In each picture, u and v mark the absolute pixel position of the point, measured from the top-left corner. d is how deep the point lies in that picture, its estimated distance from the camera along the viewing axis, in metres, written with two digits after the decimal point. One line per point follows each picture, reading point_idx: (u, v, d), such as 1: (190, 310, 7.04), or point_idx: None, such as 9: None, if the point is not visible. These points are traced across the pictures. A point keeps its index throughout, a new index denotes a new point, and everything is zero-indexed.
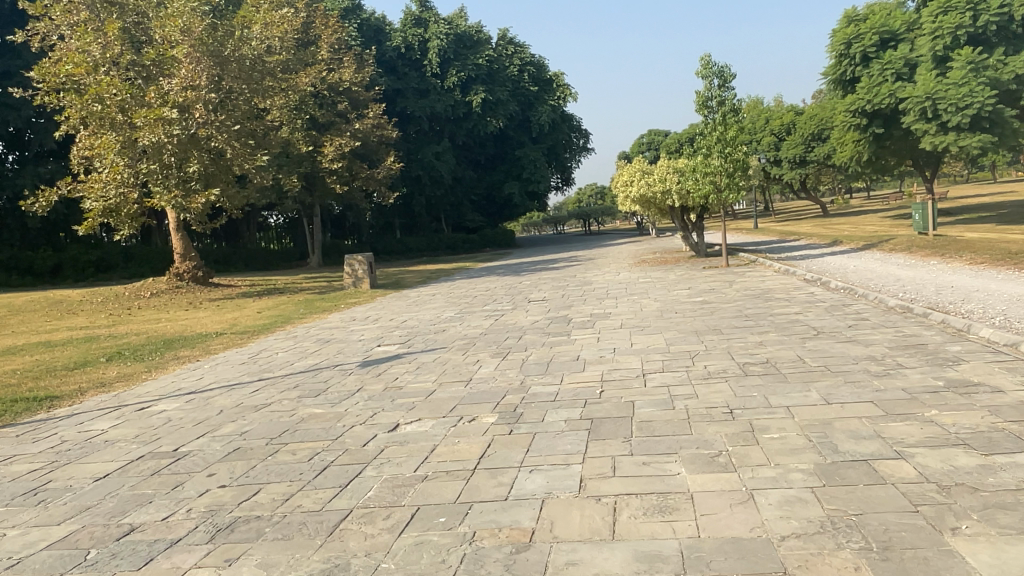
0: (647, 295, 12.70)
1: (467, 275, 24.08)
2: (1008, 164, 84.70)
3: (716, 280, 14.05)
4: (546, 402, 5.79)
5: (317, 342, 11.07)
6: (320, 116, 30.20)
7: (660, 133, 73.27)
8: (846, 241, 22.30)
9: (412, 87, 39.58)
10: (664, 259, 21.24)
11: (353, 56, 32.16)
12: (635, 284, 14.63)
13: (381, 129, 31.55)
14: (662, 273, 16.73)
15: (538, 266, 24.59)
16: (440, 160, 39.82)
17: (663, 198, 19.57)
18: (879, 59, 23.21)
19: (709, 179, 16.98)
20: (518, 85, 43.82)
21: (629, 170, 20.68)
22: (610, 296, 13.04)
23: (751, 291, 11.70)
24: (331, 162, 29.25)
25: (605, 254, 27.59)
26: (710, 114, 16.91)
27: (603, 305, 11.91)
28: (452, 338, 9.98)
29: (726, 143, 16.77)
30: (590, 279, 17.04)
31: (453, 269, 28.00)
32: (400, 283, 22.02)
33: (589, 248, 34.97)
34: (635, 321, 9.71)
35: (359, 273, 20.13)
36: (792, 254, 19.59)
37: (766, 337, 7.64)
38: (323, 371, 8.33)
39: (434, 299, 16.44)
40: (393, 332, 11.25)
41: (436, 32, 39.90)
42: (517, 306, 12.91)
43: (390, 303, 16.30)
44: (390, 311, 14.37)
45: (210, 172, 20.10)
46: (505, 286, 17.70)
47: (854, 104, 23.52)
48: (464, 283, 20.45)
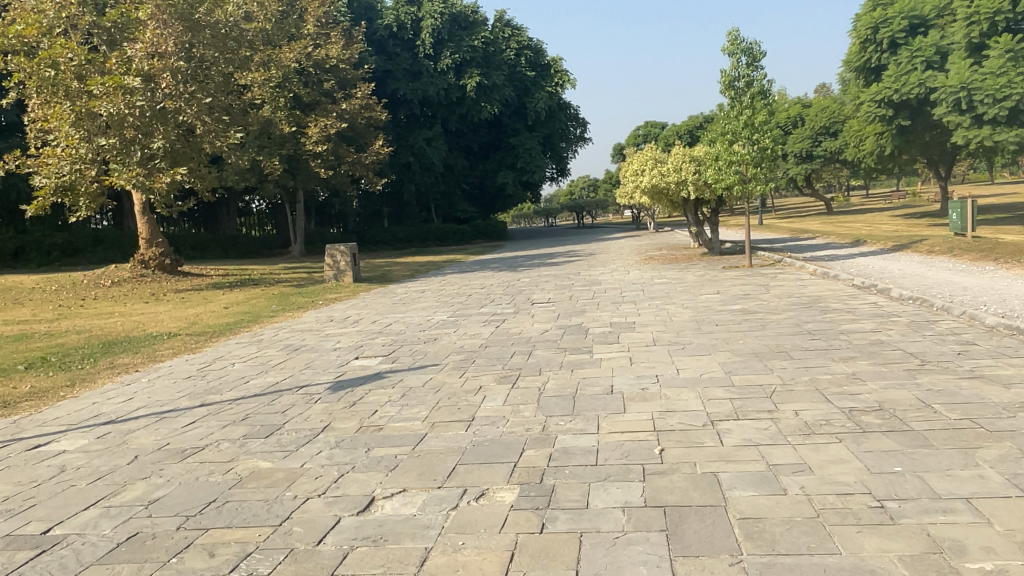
0: (672, 299, 10.99)
1: (459, 269, 22.31)
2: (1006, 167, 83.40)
3: (746, 283, 12.37)
4: (585, 469, 4.04)
5: (283, 350, 9.27)
6: (305, 95, 28.23)
7: (657, 125, 71.51)
8: (869, 241, 20.62)
9: (404, 68, 37.58)
10: (674, 257, 19.54)
11: (341, 32, 30.22)
12: (653, 287, 12.91)
13: (370, 110, 29.61)
14: (679, 273, 15.01)
15: (536, 261, 22.84)
16: (432, 146, 37.99)
17: (677, 189, 17.83)
18: (908, 46, 21.46)
19: (734, 168, 15.22)
20: (514, 69, 41.99)
21: (640, 159, 18.94)
22: (628, 300, 11.32)
23: (797, 299, 10.01)
24: (316, 144, 27.36)
25: (607, 250, 25.88)
26: (736, 96, 15.16)
27: (623, 311, 10.19)
28: (447, 351, 8.22)
29: (754, 128, 15.03)
30: (599, 278, 15.31)
31: (444, 261, 26.18)
32: (386, 276, 20.21)
33: (586, 243, 33.21)
34: (670, 335, 7.99)
35: (341, 265, 18.31)
36: (815, 254, 17.91)
37: (855, 366, 5.91)
38: (284, 396, 6.53)
39: (424, 296, 14.67)
40: (375, 339, 9.48)
41: (430, 11, 37.97)
42: (521, 310, 11.18)
43: (375, 300, 14.53)
44: (374, 312, 12.58)
45: (179, 150, 18.14)
46: (503, 284, 15.95)
47: (879, 94, 21.80)
48: (456, 278, 18.70)
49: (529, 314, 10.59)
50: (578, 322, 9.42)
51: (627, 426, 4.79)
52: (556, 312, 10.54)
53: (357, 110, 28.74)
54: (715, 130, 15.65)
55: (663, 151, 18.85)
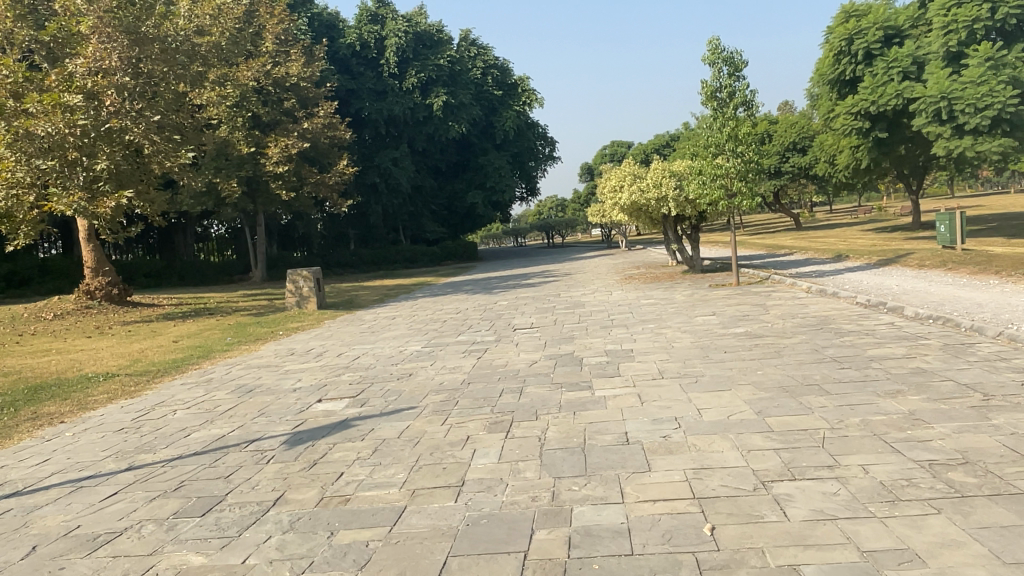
0: (667, 322, 10.11)
1: (430, 293, 21.26)
2: (966, 181, 84.71)
3: (740, 302, 11.57)
4: (620, 564, 3.05)
5: (236, 391, 8.14)
6: (265, 115, 27.11)
7: (623, 143, 71.40)
8: (853, 256, 20.10)
9: (368, 88, 36.62)
10: (655, 276, 18.76)
11: (302, 50, 29.19)
12: (641, 308, 12.03)
13: (333, 130, 28.58)
14: (665, 293, 14.18)
15: (510, 282, 21.88)
16: (398, 166, 37.01)
17: (657, 205, 17.06)
18: (883, 57, 21.18)
19: (720, 183, 14.47)
20: (480, 88, 41.36)
21: (617, 174, 18.17)
22: (619, 324, 10.42)
23: (804, 320, 9.19)
24: (276, 165, 26.23)
25: (582, 269, 25.10)
26: (719, 107, 14.42)
27: (616, 337, 9.27)
28: (423, 389, 7.19)
29: (739, 140, 14.32)
30: (581, 300, 14.42)
31: (413, 284, 25.10)
32: (353, 302, 19.09)
33: (559, 263, 32.37)
34: (677, 365, 7.06)
35: (303, 292, 17.16)
36: (801, 270, 17.27)
37: (910, 402, 5.02)
38: (229, 456, 5.45)
39: (395, 323, 13.60)
40: (341, 376, 8.40)
41: (394, 29, 37.12)
42: (503, 337, 10.19)
43: (342, 329, 13.44)
44: (340, 342, 11.48)
45: (125, 171, 16.89)
46: (479, 308, 14.96)
47: (856, 106, 21.42)
48: (428, 303, 17.64)
49: (511, 342, 9.61)
50: (568, 351, 8.47)
51: (660, 492, 3.82)
52: (543, 340, 9.57)
53: (319, 130, 27.69)
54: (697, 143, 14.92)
55: (641, 167, 18.11)
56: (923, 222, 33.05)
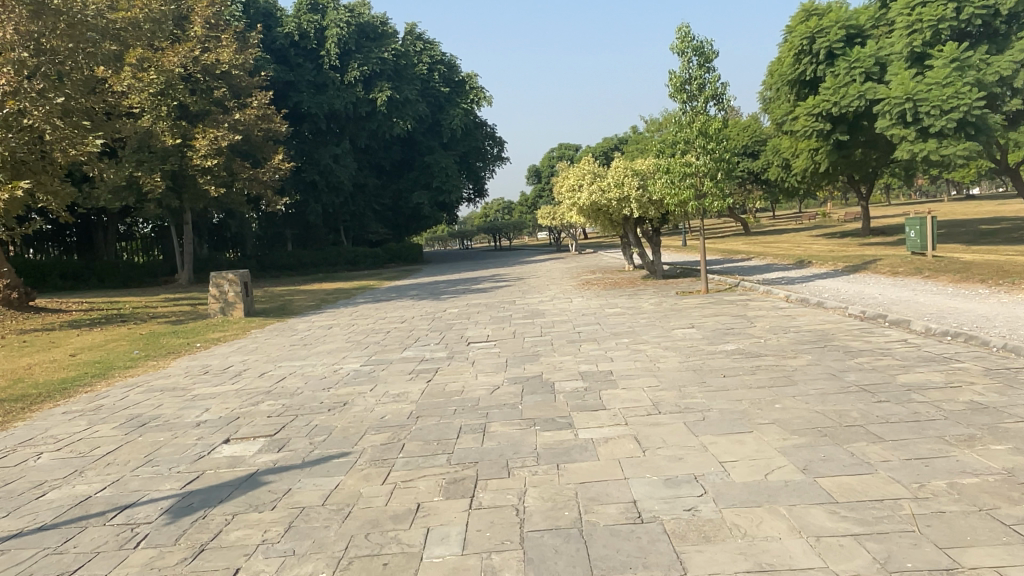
0: (643, 336, 8.91)
1: (372, 298, 19.70)
2: (902, 190, 86.66)
3: (716, 313, 10.47)
4: None
5: (125, 425, 6.54)
6: (192, 104, 25.09)
7: (572, 146, 70.43)
8: (816, 261, 19.41)
9: (307, 80, 34.74)
10: (614, 282, 17.65)
11: (234, 36, 27.23)
12: (608, 319, 10.83)
13: (268, 122, 26.71)
14: (631, 301, 13.04)
15: (458, 288, 20.48)
16: (339, 163, 35.24)
17: (618, 207, 15.95)
18: (845, 57, 20.65)
19: (689, 182, 13.37)
20: (427, 84, 39.93)
21: (575, 173, 17.01)
22: (588, 338, 9.17)
23: (799, 335, 8.08)
24: (204, 159, 24.30)
25: (534, 274, 23.92)
26: (688, 101, 13.31)
27: (587, 355, 8.00)
28: (359, 425, 5.76)
29: (710, 137, 13.26)
30: (538, 308, 13.16)
31: (353, 288, 23.47)
32: (287, 308, 17.43)
33: (508, 267, 31.10)
34: (673, 394, 5.81)
35: (229, 297, 15.46)
36: (769, 276, 16.39)
37: (999, 457, 3.85)
38: (86, 535, 3.93)
39: (331, 334, 12.07)
40: (259, 406, 6.88)
41: (335, 19, 35.32)
42: (455, 354, 8.82)
43: (270, 340, 11.86)
44: (266, 358, 9.92)
45: (23, 160, 14.93)
46: (426, 317, 13.54)
47: (818, 107, 20.75)
48: (369, 310, 16.13)
49: (466, 361, 8.24)
50: (535, 373, 7.16)
51: None
52: (504, 357, 8.25)
53: (253, 121, 25.83)
54: (665, 139, 13.82)
55: (600, 164, 16.96)
56: (872, 227, 33.02)
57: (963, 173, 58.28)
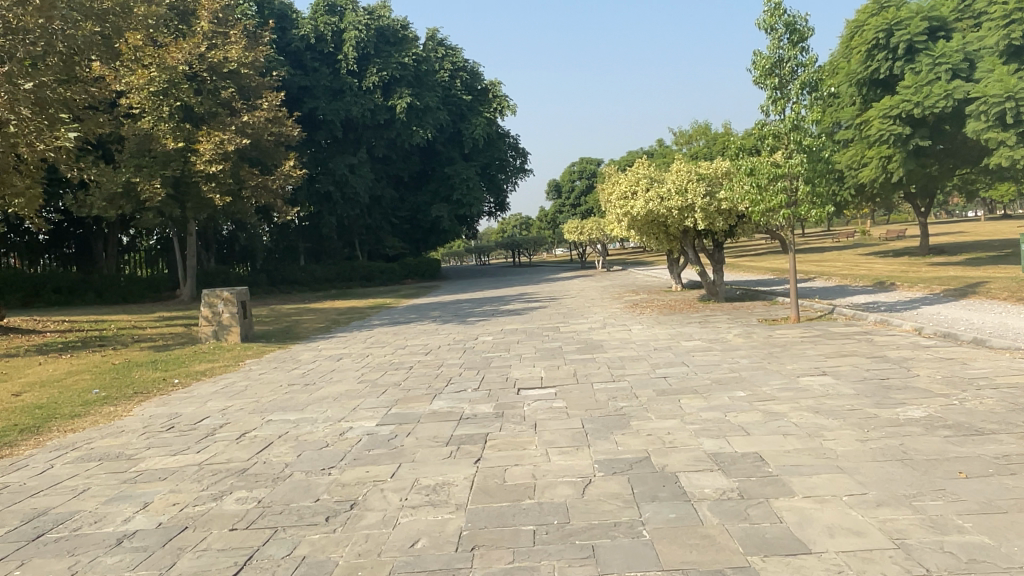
0: (764, 388, 6.51)
1: (390, 320, 17.40)
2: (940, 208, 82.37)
3: (838, 351, 8.05)
4: None
5: (10, 537, 4.17)
6: (197, 105, 23.08)
7: (593, 160, 67.73)
8: (898, 282, 16.87)
9: (324, 85, 32.75)
10: (669, 305, 15.24)
11: (244, 33, 25.26)
12: (695, 357, 8.44)
13: (279, 126, 24.57)
14: (709, 331, 10.63)
15: (486, 309, 18.09)
16: (356, 173, 33.12)
17: (679, 217, 13.57)
18: (928, 52, 18.26)
19: (783, 185, 10.83)
20: (448, 92, 37.90)
21: (627, 178, 14.68)
22: (686, 387, 6.78)
23: (1005, 394, 5.65)
24: (209, 164, 22.22)
25: (567, 293, 21.56)
26: (779, 88, 10.93)
27: (701, 418, 5.59)
28: (376, 566, 3.36)
29: (805, 131, 10.75)
30: (593, 338, 10.81)
31: (367, 308, 21.17)
32: (292, 332, 15.10)
33: (534, 285, 28.74)
34: (914, 519, 3.41)
35: (223, 319, 13.19)
36: (858, 300, 13.84)
37: None
38: None
39: (341, 369, 9.73)
40: (222, 503, 4.46)
41: (353, 21, 33.32)
42: (507, 409, 6.43)
43: (265, 378, 9.55)
44: (255, 407, 7.58)
45: None
46: (457, 346, 11.18)
47: (896, 108, 18.29)
48: (387, 335, 13.81)
49: (526, 423, 5.85)
50: (639, 452, 4.76)
51: None
52: (580, 419, 5.85)
53: (263, 125, 23.73)
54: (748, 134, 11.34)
55: (656, 168, 14.64)
56: (930, 246, 30.33)
57: (1007, 191, 55.41)
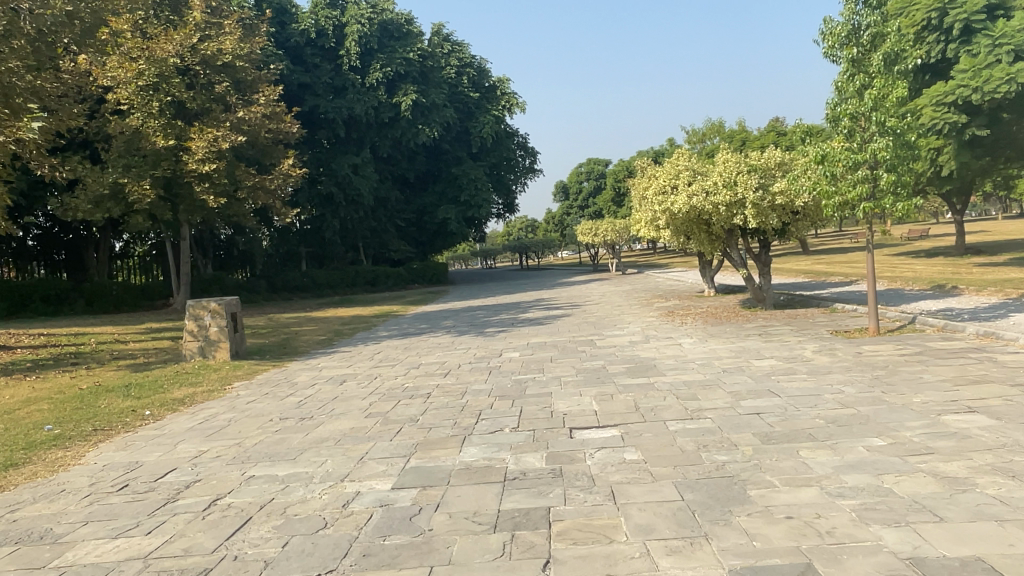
0: (906, 433, 4.90)
1: (398, 331, 15.82)
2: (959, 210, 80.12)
3: (965, 376, 6.44)
4: None
5: None
6: (189, 100, 21.59)
7: (600, 162, 65.94)
8: (960, 286, 15.19)
9: (325, 81, 31.23)
10: (711, 314, 13.64)
11: (238, 24, 23.76)
12: (782, 383, 6.83)
13: (276, 122, 23.10)
14: (776, 346, 9.02)
15: (502, 319, 16.47)
16: (359, 174, 31.57)
17: (727, 214, 11.98)
18: (987, 32, 16.61)
19: (864, 174, 9.17)
20: (455, 89, 36.34)
21: (664, 171, 13.12)
22: (797, 431, 5.17)
23: None
24: (201, 163, 20.67)
25: (589, 299, 19.94)
26: (855, 61, 9.33)
27: (850, 487, 3.98)
28: None
29: (889, 110, 9.11)
30: (639, 355, 9.21)
31: (371, 317, 19.57)
32: (290, 346, 13.52)
33: (548, 290, 27.11)
34: None
35: (209, 334, 11.61)
36: (929, 308, 12.17)
37: None
38: None
39: (345, 397, 8.15)
40: None
41: (355, 15, 31.78)
42: (565, 465, 4.83)
43: (255, 410, 7.97)
44: (235, 455, 5.99)
45: None
46: (478, 365, 9.58)
47: (952, 94, 16.65)
48: (396, 350, 12.23)
49: (600, 491, 4.25)
50: (794, 557, 3.17)
51: None
52: (673, 484, 4.25)
53: (260, 121, 22.17)
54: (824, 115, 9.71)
55: (697, 159, 13.05)
56: (967, 246, 28.57)
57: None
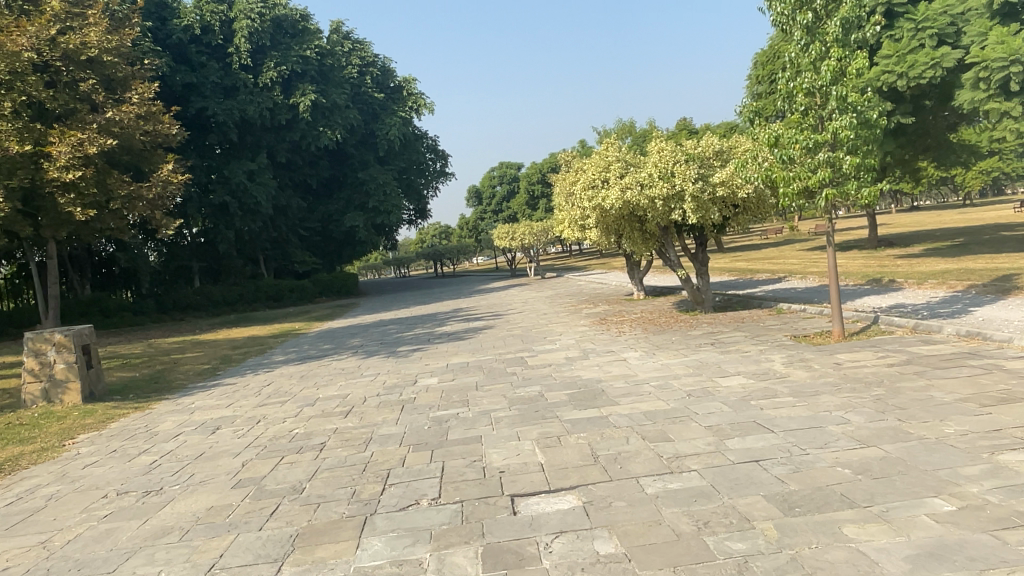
0: (974, 490, 3.59)
1: (298, 353, 13.88)
2: (861, 205, 83.24)
3: (986, 394, 5.28)
4: None
5: None
6: (49, 99, 18.85)
7: (513, 165, 64.74)
8: (898, 279, 14.55)
9: (213, 81, 28.59)
10: (648, 320, 12.40)
11: (106, 15, 21.10)
12: (768, 411, 5.46)
13: (153, 123, 20.56)
14: (737, 358, 7.74)
15: (417, 334, 14.78)
16: (255, 181, 29.10)
17: (665, 210, 10.71)
18: (909, 17, 16.21)
19: (825, 157, 8.05)
20: (358, 90, 34.28)
21: (593, 165, 11.78)
22: (823, 493, 3.77)
23: None
24: (65, 171, 17.84)
25: (511, 307, 18.44)
26: (810, 30, 8.20)
27: None
28: None
29: (850, 85, 8.01)
30: (582, 376, 7.75)
31: (269, 337, 17.43)
32: (165, 379, 11.40)
33: (466, 298, 25.56)
34: None
35: (54, 372, 9.42)
36: (880, 304, 11.27)
37: None
38: None
39: (215, 454, 6.31)
40: None
41: (244, 10, 29.24)
42: (513, 571, 3.27)
43: (89, 479, 6.00)
44: (31, 569, 4.12)
45: None
46: (387, 397, 7.88)
47: (877, 81, 16.07)
48: (292, 378, 10.36)
49: None
50: None
51: None
52: None
53: (134, 122, 19.68)
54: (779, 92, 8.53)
55: (628, 149, 11.78)
56: (880, 238, 28.81)
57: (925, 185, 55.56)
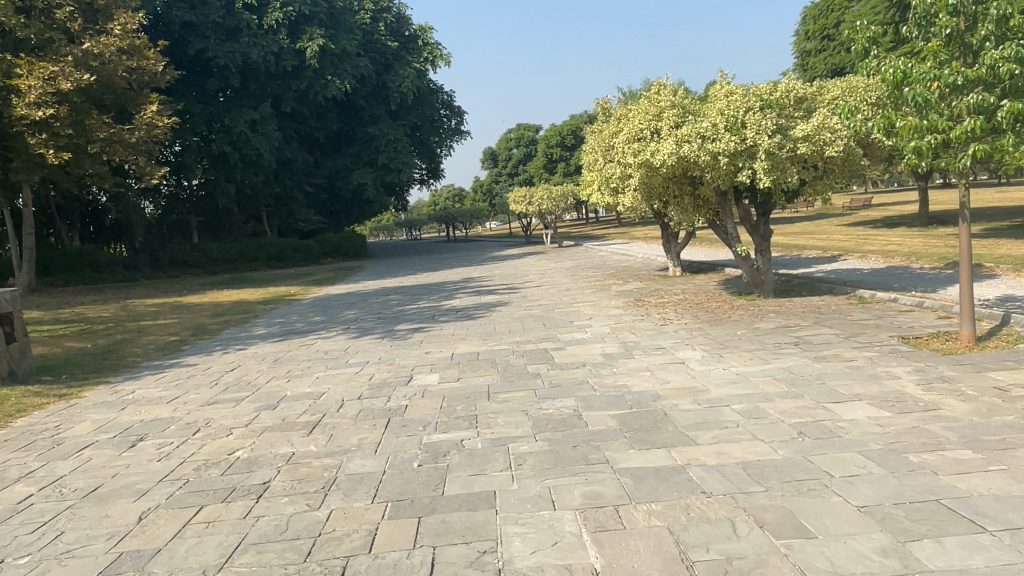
0: None
1: (282, 325, 11.95)
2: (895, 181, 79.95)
3: None
4: None
5: None
6: (20, 27, 16.75)
7: (531, 127, 62.02)
8: (985, 263, 12.41)
9: (214, 20, 26.34)
10: (696, 303, 10.37)
11: None
12: (953, 480, 3.45)
13: (137, 58, 18.37)
14: (841, 370, 5.70)
15: (421, 307, 12.81)
16: (258, 130, 27.02)
17: (730, 168, 8.59)
18: None
19: (975, 100, 5.95)
20: (370, 37, 31.96)
21: (642, 111, 9.64)
22: None
23: None
24: (36, 108, 15.75)
25: (528, 279, 16.40)
26: None
27: None
28: None
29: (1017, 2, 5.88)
30: (631, 387, 5.75)
31: (255, 303, 15.48)
32: (116, 355, 9.48)
33: (479, 266, 23.54)
34: None
35: None
36: (984, 295, 9.19)
37: None
38: None
39: (108, 493, 4.35)
40: None
41: None
42: None
43: None
44: None
45: None
46: (368, 404, 5.92)
47: None
48: (262, 361, 8.41)
49: None
50: None
51: None
52: None
53: (116, 58, 17.63)
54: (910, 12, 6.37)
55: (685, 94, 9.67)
56: (931, 216, 26.46)
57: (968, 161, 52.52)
